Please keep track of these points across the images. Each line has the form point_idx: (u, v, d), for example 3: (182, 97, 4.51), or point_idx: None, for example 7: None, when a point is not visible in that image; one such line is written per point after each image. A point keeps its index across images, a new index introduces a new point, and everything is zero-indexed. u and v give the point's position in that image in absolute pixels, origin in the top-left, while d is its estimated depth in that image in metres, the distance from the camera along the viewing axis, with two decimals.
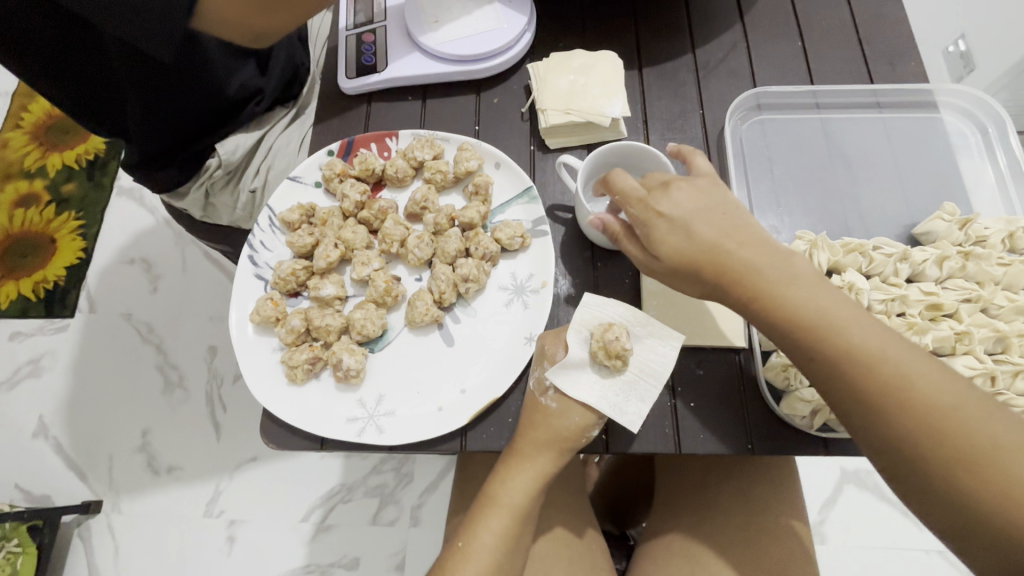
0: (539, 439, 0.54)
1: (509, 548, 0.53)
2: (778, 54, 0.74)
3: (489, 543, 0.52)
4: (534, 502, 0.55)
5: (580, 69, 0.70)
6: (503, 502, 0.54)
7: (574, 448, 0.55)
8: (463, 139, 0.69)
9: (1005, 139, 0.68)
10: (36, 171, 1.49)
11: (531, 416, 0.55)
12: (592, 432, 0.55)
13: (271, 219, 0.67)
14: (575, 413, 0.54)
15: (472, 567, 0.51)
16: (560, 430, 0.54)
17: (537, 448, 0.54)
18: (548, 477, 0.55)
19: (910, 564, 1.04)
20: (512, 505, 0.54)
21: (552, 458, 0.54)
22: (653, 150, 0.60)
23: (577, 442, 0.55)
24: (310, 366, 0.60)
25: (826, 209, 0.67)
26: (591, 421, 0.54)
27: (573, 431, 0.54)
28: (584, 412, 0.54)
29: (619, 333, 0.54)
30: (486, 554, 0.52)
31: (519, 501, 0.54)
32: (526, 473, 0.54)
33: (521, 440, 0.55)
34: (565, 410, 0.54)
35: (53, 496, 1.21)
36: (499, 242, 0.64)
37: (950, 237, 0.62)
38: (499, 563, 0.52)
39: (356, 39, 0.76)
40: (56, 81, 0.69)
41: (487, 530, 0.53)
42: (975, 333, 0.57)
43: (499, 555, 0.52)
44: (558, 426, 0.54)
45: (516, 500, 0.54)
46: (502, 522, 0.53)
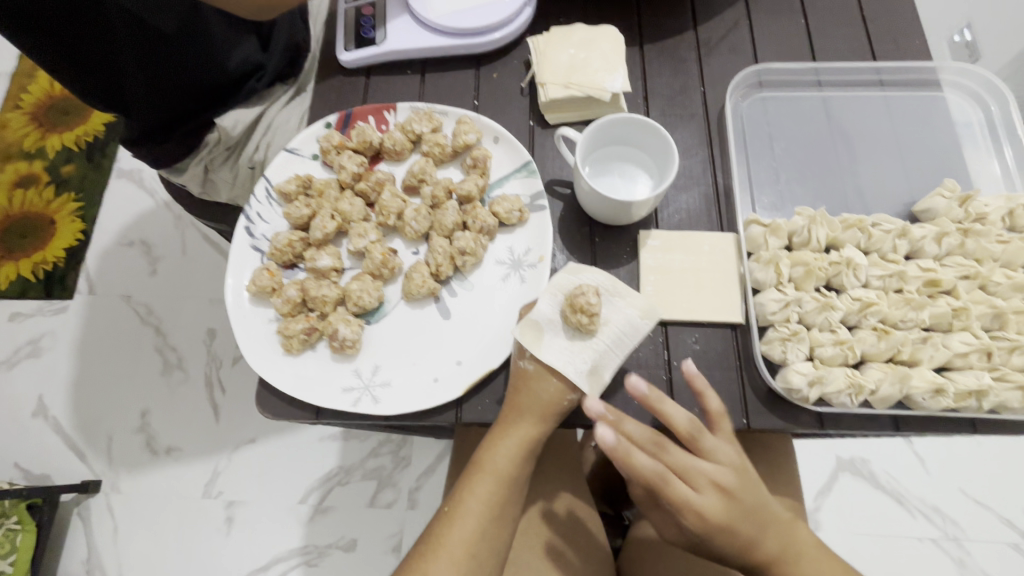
0: (521, 405, 0.54)
1: (494, 515, 0.53)
2: (781, 31, 0.73)
3: (476, 509, 0.52)
4: (522, 471, 0.55)
5: (581, 44, 0.70)
6: (489, 468, 0.54)
7: (560, 413, 0.54)
8: (462, 112, 0.68)
9: (1007, 119, 0.68)
10: (35, 152, 1.48)
11: (516, 382, 0.55)
12: (576, 394, 0.54)
13: (268, 190, 0.67)
14: (555, 378, 0.54)
15: (459, 533, 0.51)
16: (542, 395, 0.54)
17: (521, 415, 0.54)
18: (534, 446, 0.55)
19: (902, 550, 1.05)
20: (498, 471, 0.53)
21: (536, 420, 0.54)
22: (650, 123, 0.60)
23: (562, 406, 0.54)
24: (306, 337, 0.59)
25: (826, 186, 0.66)
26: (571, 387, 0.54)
27: (553, 397, 0.54)
28: (562, 378, 0.54)
29: (586, 290, 0.54)
30: (473, 519, 0.52)
31: (505, 467, 0.54)
32: (511, 440, 0.54)
33: (506, 404, 0.55)
34: (548, 372, 0.54)
35: (53, 475, 1.22)
36: (497, 215, 0.64)
37: (949, 214, 0.61)
38: (486, 529, 0.52)
39: (355, 12, 0.76)
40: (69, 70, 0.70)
41: (474, 496, 0.53)
42: (972, 308, 0.57)
43: (486, 519, 0.52)
44: (537, 390, 0.54)
45: (503, 466, 0.54)
46: (488, 489, 0.53)
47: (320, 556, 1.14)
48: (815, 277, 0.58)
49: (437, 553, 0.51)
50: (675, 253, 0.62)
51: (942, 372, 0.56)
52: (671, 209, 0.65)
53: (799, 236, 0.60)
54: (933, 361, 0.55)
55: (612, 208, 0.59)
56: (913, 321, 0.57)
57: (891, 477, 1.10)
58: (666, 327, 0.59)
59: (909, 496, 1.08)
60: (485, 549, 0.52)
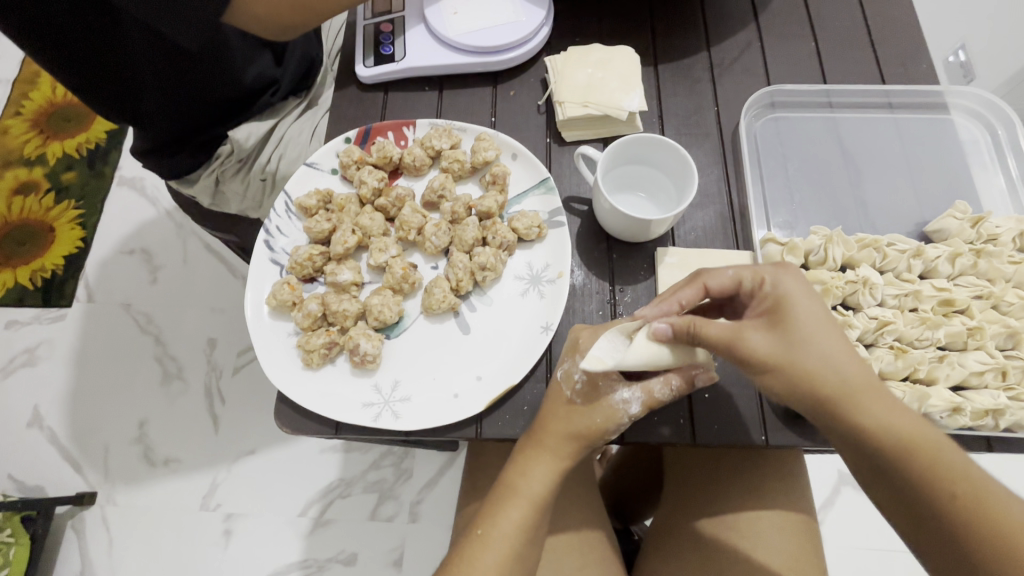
0: (560, 432, 0.53)
1: (526, 539, 0.53)
2: (791, 53, 0.75)
3: (509, 533, 0.52)
4: (551, 494, 0.54)
5: (598, 63, 0.71)
6: (522, 492, 0.54)
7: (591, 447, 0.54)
8: (480, 129, 0.69)
9: (1014, 141, 0.70)
10: (36, 159, 1.48)
11: (555, 406, 0.54)
12: (613, 433, 0.53)
13: (288, 204, 0.67)
14: (600, 409, 0.53)
15: (491, 555, 0.52)
16: (582, 428, 0.53)
17: (558, 440, 0.53)
18: (567, 471, 0.54)
19: (906, 566, 1.05)
20: (530, 496, 0.54)
21: (571, 451, 0.54)
22: (669, 143, 0.61)
23: (597, 442, 0.54)
24: (327, 351, 0.59)
25: (839, 206, 0.68)
26: (613, 425, 0.53)
27: (596, 426, 0.53)
28: (608, 410, 0.53)
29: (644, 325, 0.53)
30: (505, 541, 0.52)
31: (537, 491, 0.54)
32: (545, 464, 0.54)
33: (540, 435, 0.54)
34: (592, 408, 0.53)
35: (47, 486, 1.20)
36: (516, 231, 0.64)
37: (962, 235, 0.62)
38: (517, 552, 0.52)
39: (374, 29, 0.77)
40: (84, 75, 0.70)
41: (506, 522, 0.53)
42: (987, 327, 0.57)
43: (518, 543, 0.52)
44: (576, 424, 0.53)
45: (534, 490, 0.54)
46: (519, 514, 0.53)
47: (320, 570, 1.13)
48: (833, 296, 0.59)
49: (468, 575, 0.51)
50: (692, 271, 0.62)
51: (957, 391, 0.57)
52: (687, 227, 0.66)
53: (816, 256, 0.62)
54: (950, 380, 0.56)
55: (632, 226, 0.60)
56: (928, 340, 0.58)
57: None
58: None
59: None
60: (518, 571, 0.52)
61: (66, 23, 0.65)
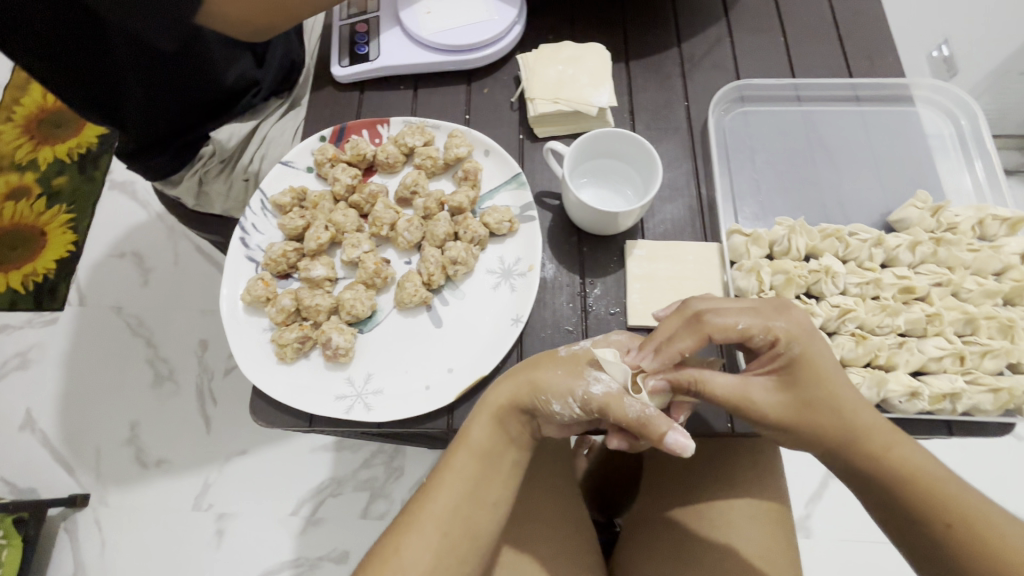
0: (512, 381, 0.55)
1: (468, 491, 0.52)
2: (761, 48, 0.76)
3: (451, 482, 0.52)
4: (497, 447, 0.55)
5: (568, 60, 0.72)
6: (467, 441, 0.54)
7: (535, 404, 0.54)
8: (453, 126, 0.70)
9: (977, 132, 0.72)
10: (27, 163, 1.49)
11: (521, 365, 0.57)
12: (559, 396, 0.52)
13: (263, 202, 0.68)
14: (560, 367, 0.54)
15: (431, 508, 0.51)
16: (523, 376, 0.55)
17: (507, 389, 0.55)
18: (513, 424, 0.55)
19: (892, 557, 1.06)
20: (471, 443, 0.54)
21: (512, 402, 0.55)
22: (640, 139, 0.62)
23: (539, 399, 0.53)
24: (299, 346, 0.60)
25: (806, 198, 0.69)
26: (568, 388, 0.52)
27: (550, 382, 0.53)
28: (569, 370, 0.53)
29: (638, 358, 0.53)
30: (449, 491, 0.52)
31: (481, 441, 0.54)
32: (492, 414, 0.55)
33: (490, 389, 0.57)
34: (555, 363, 0.54)
35: (39, 489, 1.21)
36: (488, 226, 0.65)
37: (922, 224, 0.64)
38: (460, 506, 0.52)
39: (349, 29, 0.78)
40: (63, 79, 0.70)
41: (450, 468, 0.53)
42: (945, 314, 0.59)
43: (460, 493, 0.52)
44: (518, 373, 0.55)
45: (475, 438, 0.54)
46: (460, 461, 0.54)
47: (311, 569, 1.13)
48: (795, 284, 0.60)
49: (409, 529, 0.50)
50: (660, 262, 0.64)
51: (918, 376, 0.58)
52: (656, 220, 0.67)
53: (780, 246, 0.63)
54: (909, 365, 0.57)
55: (599, 219, 0.61)
56: (888, 327, 0.59)
57: None
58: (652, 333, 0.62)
59: None
60: (459, 527, 0.51)
61: (42, 22, 0.65)
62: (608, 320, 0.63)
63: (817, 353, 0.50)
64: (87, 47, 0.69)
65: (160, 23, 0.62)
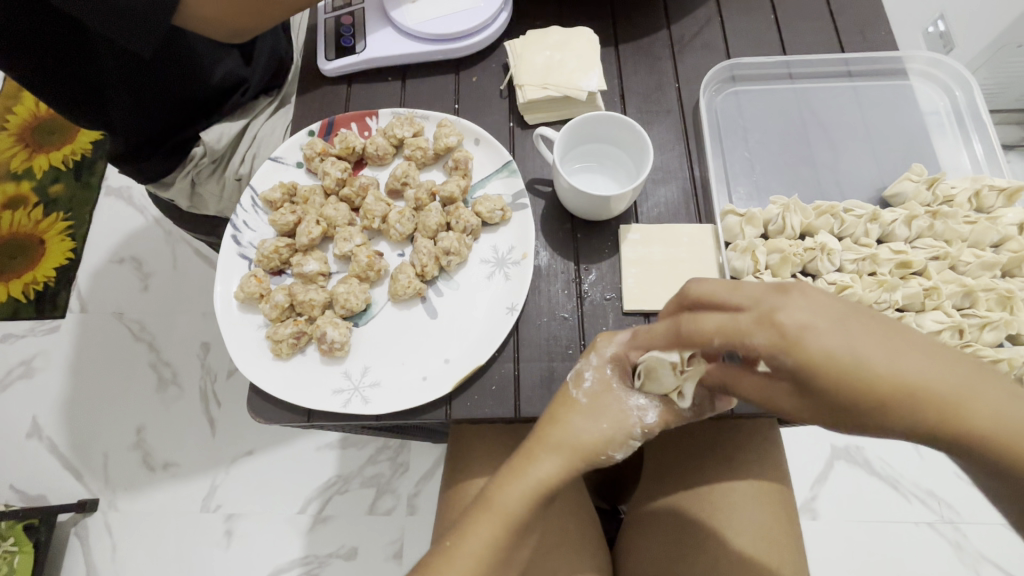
0: (548, 439, 0.49)
1: (495, 563, 0.47)
2: (751, 27, 0.75)
3: (474, 553, 0.47)
4: (531, 516, 0.48)
5: (555, 46, 0.71)
6: (496, 507, 0.48)
7: (591, 466, 0.49)
8: (442, 116, 0.69)
9: (972, 102, 0.71)
10: (23, 172, 1.48)
11: (555, 411, 0.51)
12: (618, 453, 0.49)
13: (254, 199, 0.68)
14: (603, 422, 0.49)
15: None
16: (571, 442, 0.48)
17: (547, 450, 0.49)
18: (554, 489, 0.48)
19: (900, 535, 1.06)
20: (506, 517, 0.47)
21: (561, 474, 0.48)
22: (631, 122, 0.61)
23: (596, 459, 0.49)
24: (295, 341, 0.60)
25: (800, 176, 0.68)
26: (623, 436, 0.49)
27: (596, 443, 0.48)
28: (612, 419, 0.49)
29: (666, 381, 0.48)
30: (470, 564, 0.47)
31: (513, 509, 0.48)
32: (530, 478, 0.48)
33: (525, 454, 0.49)
34: (596, 418, 0.49)
35: (48, 495, 1.21)
36: (480, 215, 0.65)
37: (919, 197, 0.63)
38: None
39: (335, 22, 0.77)
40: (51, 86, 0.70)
41: (473, 538, 0.47)
42: (943, 287, 0.59)
43: (489, 565, 0.47)
44: (563, 437, 0.49)
45: (513, 511, 0.48)
46: (489, 533, 0.47)
47: (320, 566, 1.13)
48: (791, 263, 0.61)
49: None
50: (654, 246, 0.63)
51: None
52: (650, 204, 0.66)
53: (774, 225, 0.63)
54: None
55: (592, 204, 0.61)
56: (887, 302, 0.59)
57: (887, 464, 1.10)
58: (649, 318, 0.61)
59: (904, 481, 1.09)
60: None
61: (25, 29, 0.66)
62: (604, 307, 0.62)
63: (827, 330, 0.34)
64: (71, 51, 0.70)
65: (138, 26, 0.62)
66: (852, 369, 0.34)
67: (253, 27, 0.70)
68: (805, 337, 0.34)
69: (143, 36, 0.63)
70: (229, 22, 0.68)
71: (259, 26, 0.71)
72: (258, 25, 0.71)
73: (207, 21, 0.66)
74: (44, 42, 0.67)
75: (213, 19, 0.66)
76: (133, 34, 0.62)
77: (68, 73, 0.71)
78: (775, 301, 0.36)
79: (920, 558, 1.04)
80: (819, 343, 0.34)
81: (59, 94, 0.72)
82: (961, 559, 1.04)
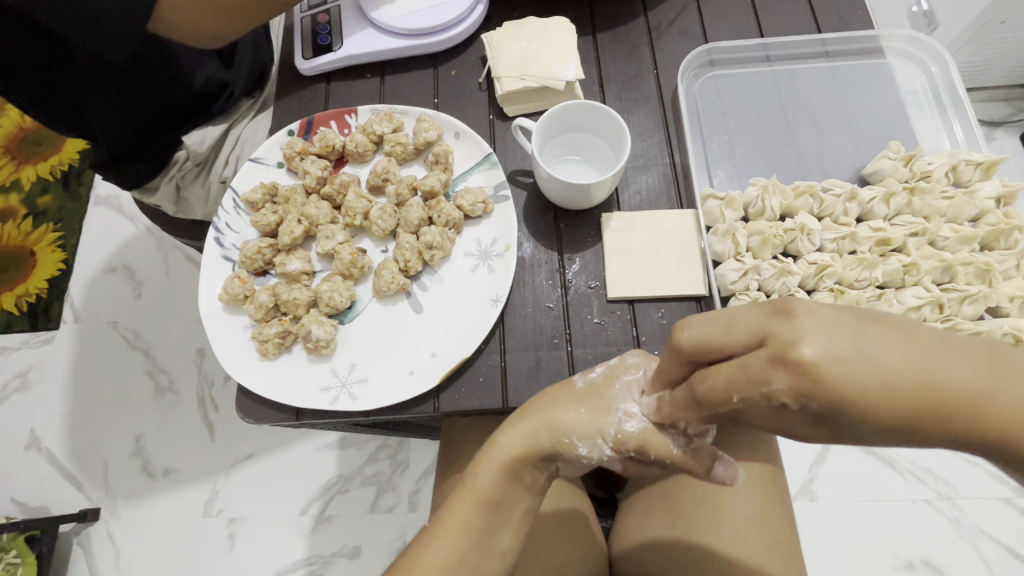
0: (525, 413, 0.50)
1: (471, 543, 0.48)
2: (728, 11, 0.75)
3: (451, 532, 0.49)
4: (503, 497, 0.49)
5: (532, 36, 0.71)
6: (467, 479, 0.50)
7: (556, 452, 0.48)
8: (421, 111, 0.69)
9: (949, 78, 0.71)
10: (10, 184, 1.48)
11: (546, 389, 0.52)
12: (583, 444, 0.47)
13: (235, 200, 0.68)
14: (581, 408, 0.47)
15: (432, 550, 0.48)
16: (543, 419, 0.48)
17: (520, 422, 0.50)
18: (519, 467, 0.49)
19: (899, 514, 1.07)
20: (476, 491, 0.49)
21: (524, 449, 0.48)
22: (607, 109, 0.62)
23: (559, 444, 0.47)
24: (281, 341, 0.60)
25: (780, 159, 0.69)
26: (594, 430, 0.46)
27: (563, 425, 0.47)
28: (592, 408, 0.47)
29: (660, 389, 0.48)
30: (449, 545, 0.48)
31: (482, 486, 0.49)
32: (497, 451, 0.49)
33: (500, 430, 0.51)
34: (578, 401, 0.48)
35: (50, 506, 1.21)
36: (462, 208, 0.65)
37: (896, 174, 0.64)
38: (460, 557, 0.48)
39: (311, 20, 0.77)
40: (35, 93, 0.71)
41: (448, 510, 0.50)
42: (922, 263, 0.60)
43: (462, 543, 0.48)
44: (539, 411, 0.49)
45: (479, 484, 0.49)
46: (466, 511, 0.49)
47: (324, 566, 1.14)
48: (771, 245, 0.62)
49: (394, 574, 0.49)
50: (636, 233, 0.63)
51: None
52: (632, 191, 0.66)
53: (754, 207, 0.64)
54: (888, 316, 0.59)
55: (572, 193, 0.61)
56: (866, 280, 0.60)
57: None
58: (633, 304, 0.61)
59: (901, 460, 1.10)
60: None
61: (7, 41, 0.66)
62: (588, 295, 0.62)
63: (850, 351, 0.28)
64: (52, 60, 0.69)
65: (111, 35, 0.61)
66: (877, 392, 0.28)
67: (232, 33, 0.70)
68: (826, 368, 0.27)
69: (116, 44, 0.62)
70: (204, 28, 0.67)
71: (234, 31, 0.70)
72: (236, 29, 0.70)
73: (186, 29, 0.66)
74: (24, 51, 0.67)
75: (191, 26, 0.66)
76: (107, 45, 0.62)
77: (48, 79, 0.71)
78: (782, 330, 0.29)
79: (920, 536, 1.05)
80: (842, 375, 0.27)
81: (43, 101, 0.72)
82: (959, 534, 1.05)
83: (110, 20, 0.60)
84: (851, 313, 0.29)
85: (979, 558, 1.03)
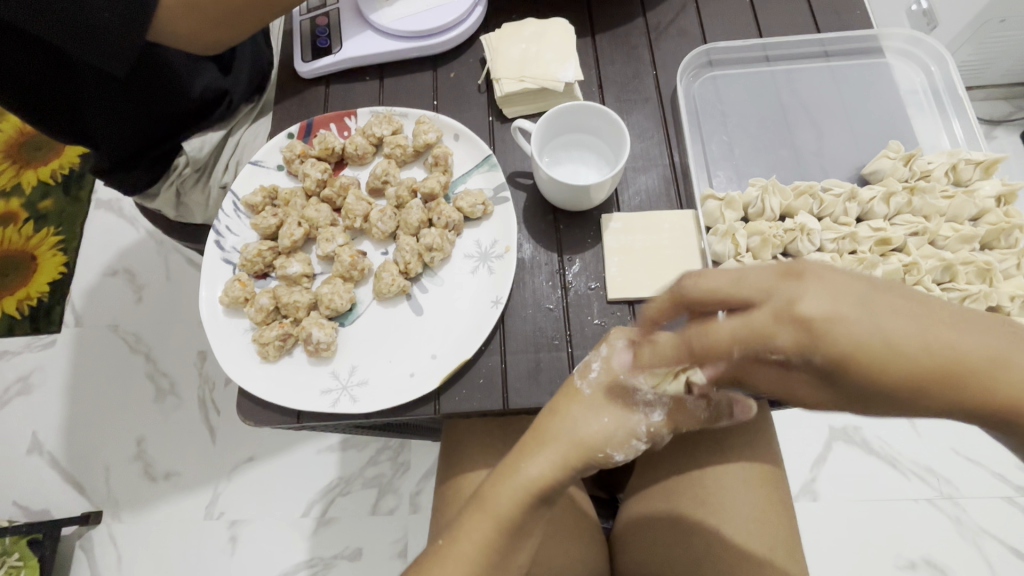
0: (548, 433, 0.49)
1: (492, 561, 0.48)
2: (727, 11, 0.75)
3: (468, 554, 0.48)
4: (526, 518, 0.49)
5: (531, 38, 0.71)
6: (489, 507, 0.48)
7: (588, 466, 0.49)
8: (420, 113, 0.69)
9: (947, 77, 0.71)
10: (11, 188, 1.48)
11: (557, 402, 0.51)
12: (617, 452, 0.48)
13: (235, 203, 0.68)
14: (605, 417, 0.48)
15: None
16: (570, 437, 0.48)
17: (546, 443, 0.49)
18: (552, 487, 0.49)
19: (900, 513, 1.06)
20: (501, 518, 0.48)
21: (556, 469, 0.48)
22: (607, 110, 0.62)
23: (594, 457, 0.48)
24: (282, 343, 0.60)
25: (780, 159, 0.69)
26: (625, 434, 0.48)
27: (597, 438, 0.48)
28: (615, 415, 0.48)
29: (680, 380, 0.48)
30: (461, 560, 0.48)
31: (506, 510, 0.48)
32: (527, 475, 0.48)
33: (522, 452, 0.50)
34: (597, 412, 0.49)
35: (52, 510, 1.22)
36: (461, 210, 0.65)
37: (896, 173, 0.64)
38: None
39: (310, 23, 0.77)
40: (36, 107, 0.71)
41: (468, 537, 0.48)
42: (922, 263, 0.60)
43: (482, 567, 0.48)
44: (563, 430, 0.49)
45: (503, 510, 0.48)
46: (487, 534, 0.48)
47: (326, 568, 1.13)
48: (771, 245, 0.61)
49: None
50: (636, 234, 0.63)
51: None
52: (631, 192, 0.66)
53: (754, 208, 0.64)
54: None
55: (572, 194, 0.61)
56: None
57: (885, 444, 1.11)
58: (633, 305, 0.61)
59: (903, 460, 1.10)
60: None
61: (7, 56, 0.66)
62: (588, 296, 0.62)
63: (855, 314, 0.30)
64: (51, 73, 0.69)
65: (113, 48, 0.61)
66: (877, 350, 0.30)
67: (231, 39, 0.70)
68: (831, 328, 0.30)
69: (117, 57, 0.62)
70: (201, 35, 0.67)
71: (233, 37, 0.70)
72: (234, 36, 0.70)
73: (184, 35, 0.66)
74: (25, 65, 0.67)
75: (188, 33, 0.66)
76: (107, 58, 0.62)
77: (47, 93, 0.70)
78: (792, 290, 0.31)
79: (922, 535, 1.05)
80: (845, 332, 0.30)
81: (43, 115, 0.72)
82: (961, 533, 1.04)
83: (111, 33, 0.60)
84: (865, 280, 0.31)
85: (982, 557, 1.03)
